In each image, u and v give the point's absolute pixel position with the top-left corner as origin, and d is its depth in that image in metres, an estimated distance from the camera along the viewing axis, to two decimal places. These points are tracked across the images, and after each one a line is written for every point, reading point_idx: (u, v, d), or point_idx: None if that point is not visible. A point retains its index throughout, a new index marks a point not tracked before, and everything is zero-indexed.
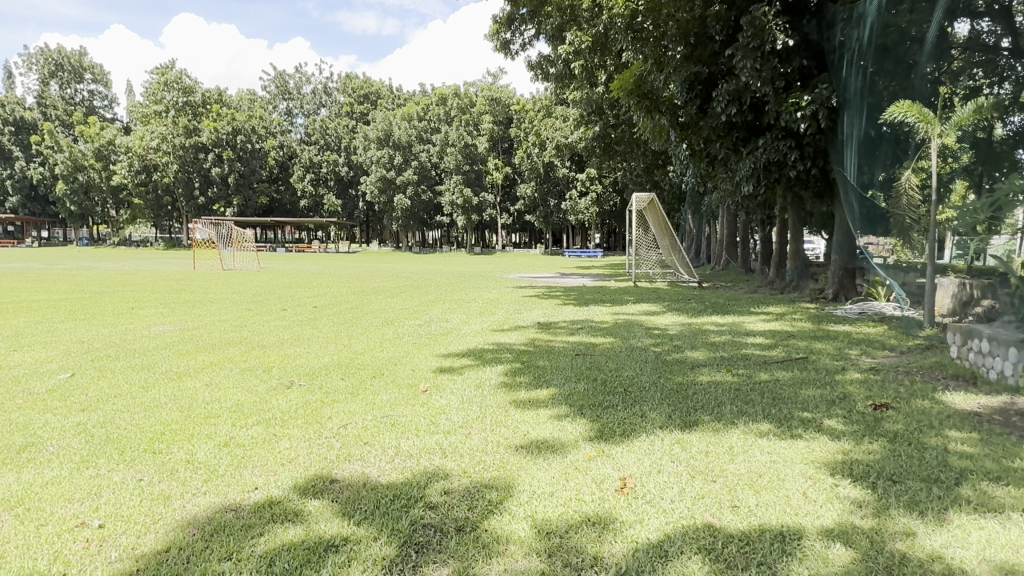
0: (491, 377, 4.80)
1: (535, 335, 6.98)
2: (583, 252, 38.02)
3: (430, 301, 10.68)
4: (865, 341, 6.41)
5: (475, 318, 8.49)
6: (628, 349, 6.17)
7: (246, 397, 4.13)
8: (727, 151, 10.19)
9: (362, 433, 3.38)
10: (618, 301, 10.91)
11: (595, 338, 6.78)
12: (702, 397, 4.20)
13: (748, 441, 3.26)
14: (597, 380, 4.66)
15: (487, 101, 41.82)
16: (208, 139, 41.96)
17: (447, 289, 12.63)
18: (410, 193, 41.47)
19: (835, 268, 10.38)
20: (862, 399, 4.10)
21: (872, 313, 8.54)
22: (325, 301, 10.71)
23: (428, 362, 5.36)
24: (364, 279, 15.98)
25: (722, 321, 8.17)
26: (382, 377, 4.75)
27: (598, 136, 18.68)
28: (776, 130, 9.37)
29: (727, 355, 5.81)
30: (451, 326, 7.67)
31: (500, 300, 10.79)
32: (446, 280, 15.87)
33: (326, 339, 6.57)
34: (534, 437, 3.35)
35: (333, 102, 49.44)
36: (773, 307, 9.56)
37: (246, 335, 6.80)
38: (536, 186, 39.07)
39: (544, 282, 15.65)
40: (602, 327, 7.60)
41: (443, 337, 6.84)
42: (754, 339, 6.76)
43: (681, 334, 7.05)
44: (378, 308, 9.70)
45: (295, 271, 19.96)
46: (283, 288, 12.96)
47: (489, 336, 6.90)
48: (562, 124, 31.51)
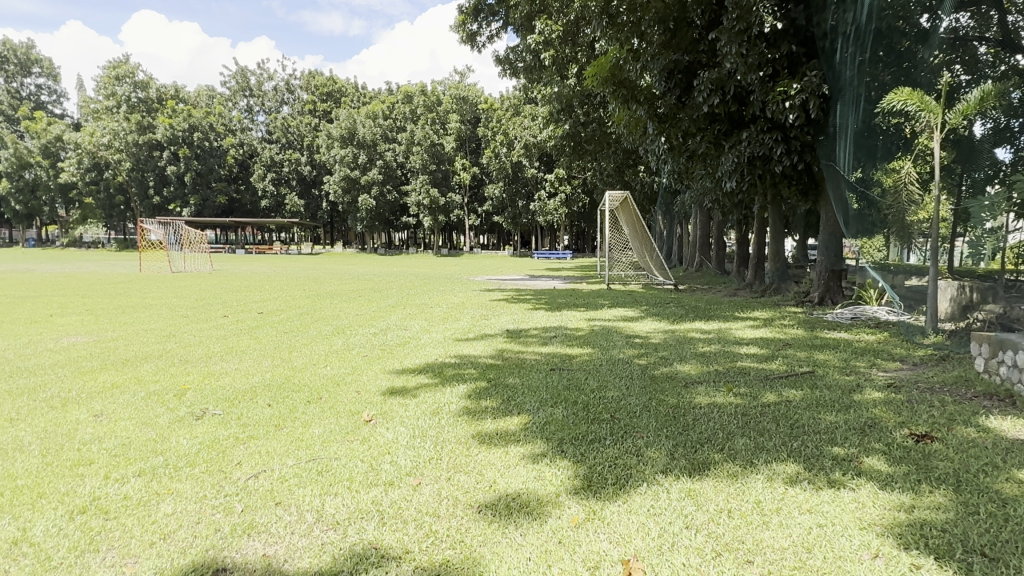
0: (452, 400, 4.02)
1: (503, 346, 6.21)
2: (552, 254, 37.43)
3: (389, 306, 9.82)
4: (871, 351, 5.78)
5: (437, 326, 7.69)
6: (609, 361, 5.43)
7: (139, 433, 3.26)
8: (708, 145, 9.58)
9: (276, 487, 2.56)
10: (592, 306, 10.20)
11: (570, 349, 6.03)
12: (706, 425, 3.48)
13: (778, 492, 2.55)
14: (578, 404, 3.93)
15: (454, 100, 41.03)
16: (163, 136, 40.28)
17: (409, 293, 11.76)
18: (375, 193, 40.39)
19: (822, 270, 9.79)
20: (897, 427, 3.42)
21: (865, 318, 7.95)
22: (274, 306, 9.80)
23: (380, 381, 4.54)
24: (321, 282, 15.02)
25: (707, 328, 7.50)
26: (319, 402, 3.92)
27: (568, 134, 18.05)
28: (761, 122, 8.78)
29: (723, 369, 5.11)
30: (410, 335, 6.86)
31: (466, 305, 9.99)
32: (409, 283, 15.01)
33: (263, 353, 5.69)
34: (503, 490, 2.58)
35: (296, 99, 48.07)
36: (758, 311, 8.95)
37: (171, 347, 5.88)
38: (504, 186, 38.38)
39: (513, 285, 14.88)
40: (577, 336, 6.86)
41: (400, 349, 6.02)
42: (747, 348, 6.09)
43: (665, 344, 6.35)
44: (331, 314, 8.82)
45: (249, 273, 18.90)
46: (230, 292, 11.96)
47: (453, 347, 6.11)
48: (531, 123, 30.92)
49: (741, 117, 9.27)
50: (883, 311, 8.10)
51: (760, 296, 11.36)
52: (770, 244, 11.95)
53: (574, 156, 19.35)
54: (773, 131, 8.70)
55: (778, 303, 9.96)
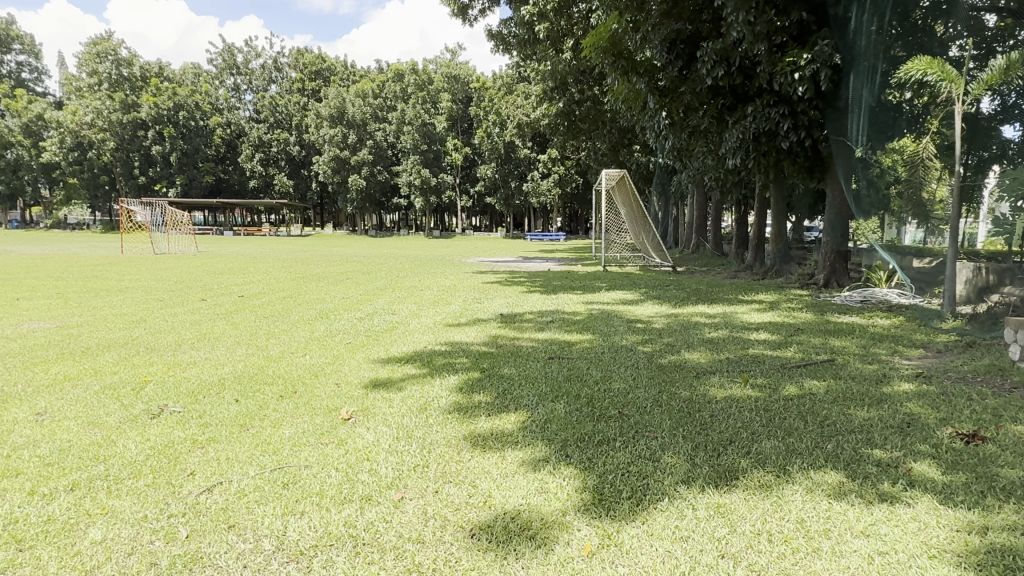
0: (443, 395, 3.62)
1: (497, 332, 5.81)
2: (546, 236, 36.97)
3: (378, 289, 9.40)
4: (889, 336, 5.42)
5: (427, 310, 7.28)
6: (611, 349, 5.03)
7: (84, 435, 2.86)
8: (711, 120, 9.15)
9: (230, 505, 2.17)
10: (589, 288, 9.79)
11: (568, 335, 5.63)
12: (727, 424, 3.09)
13: (821, 509, 2.18)
14: (581, 398, 3.55)
15: (446, 79, 40.27)
16: (147, 115, 39.40)
17: (398, 276, 11.32)
18: (365, 174, 39.73)
19: (827, 251, 9.44)
20: (940, 426, 3.05)
21: (876, 301, 7.58)
22: (256, 289, 9.37)
23: (364, 372, 4.13)
24: (308, 264, 14.56)
25: (711, 312, 7.12)
26: (293, 398, 3.51)
27: (562, 112, 17.56)
28: (767, 95, 8.36)
29: (735, 356, 4.73)
30: (398, 320, 6.46)
31: (458, 288, 9.57)
32: (399, 264, 14.57)
33: (238, 340, 5.27)
34: (500, 506, 2.20)
35: (284, 77, 47.08)
36: (762, 294, 8.57)
37: (140, 334, 5.45)
38: (496, 167, 37.78)
39: (507, 267, 14.46)
40: (576, 321, 6.46)
41: (387, 335, 5.61)
42: (756, 334, 5.72)
43: (669, 329, 5.96)
44: (316, 297, 8.39)
45: (235, 255, 18.39)
46: (212, 274, 11.49)
47: (443, 333, 5.71)
48: (524, 102, 30.29)
49: (746, 91, 8.85)
50: (894, 294, 7.73)
51: (762, 279, 11.00)
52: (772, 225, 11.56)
53: (568, 135, 18.85)
54: (781, 104, 8.28)
55: (781, 285, 9.58)
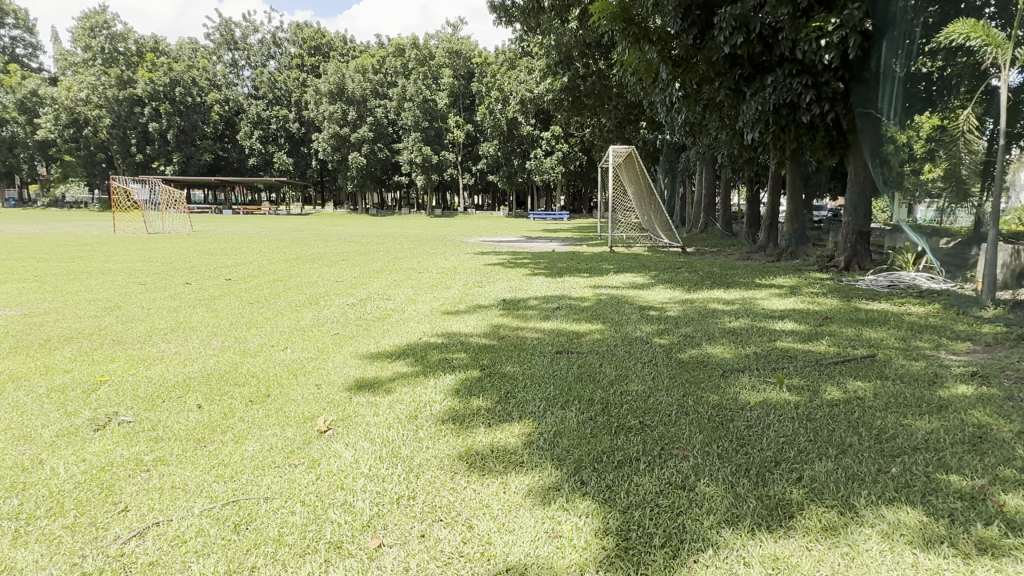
0: (437, 400, 3.15)
1: (499, 321, 5.34)
2: (549, 215, 36.35)
3: (373, 271, 8.93)
4: (928, 327, 4.93)
5: (425, 295, 6.81)
6: (624, 341, 4.56)
7: (9, 454, 2.42)
8: (727, 92, 8.59)
9: (162, 561, 1.73)
10: (596, 270, 9.31)
11: (576, 325, 5.16)
12: (768, 439, 2.63)
13: (908, 565, 1.73)
14: (596, 404, 3.09)
15: (447, 54, 39.38)
16: (143, 92, 38.63)
17: (396, 257, 10.84)
18: (365, 151, 39.05)
19: (848, 232, 8.94)
20: (1018, 442, 2.59)
21: (904, 285, 7.09)
22: (246, 271, 8.91)
23: (349, 372, 3.66)
24: (304, 244, 14.07)
25: (729, 298, 6.64)
26: (265, 403, 3.05)
27: (567, 87, 16.93)
28: (789, 64, 7.81)
29: (762, 351, 4.26)
30: (393, 307, 6.00)
31: (458, 270, 9.10)
32: (397, 245, 14.06)
33: (215, 330, 4.80)
34: (501, 562, 1.75)
35: (282, 53, 46.13)
36: (780, 278, 8.08)
37: (109, 323, 5.01)
38: (498, 144, 37.04)
39: (509, 247, 13.96)
40: (584, 308, 6.00)
41: (379, 324, 5.14)
42: (782, 323, 5.24)
43: (685, 318, 5.48)
44: (309, 280, 7.93)
45: (230, 234, 17.88)
46: (203, 255, 11.05)
47: (441, 322, 5.25)
48: (527, 77, 29.56)
49: (765, 61, 8.28)
50: (923, 278, 7.23)
51: (776, 260, 10.50)
52: (787, 204, 11.03)
53: (573, 111, 18.23)
54: (803, 74, 7.72)
55: (798, 269, 9.07)
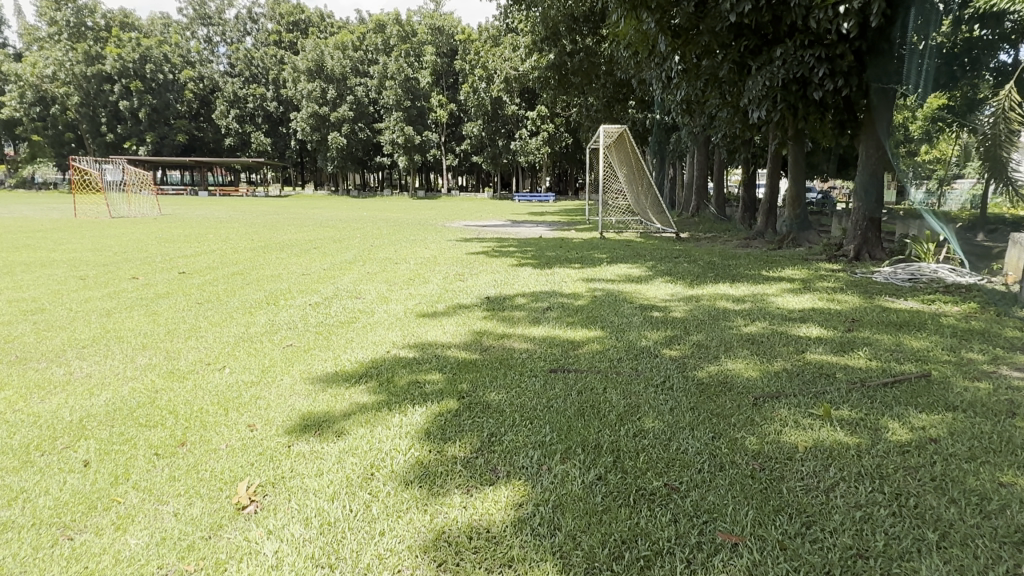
0: (403, 447, 2.46)
1: (482, 327, 4.64)
2: (535, 197, 35.55)
3: (346, 262, 8.19)
4: (975, 333, 4.30)
5: (399, 291, 6.09)
6: (630, 354, 3.87)
7: None
8: (731, 67, 7.86)
9: None
10: (587, 260, 8.61)
11: (571, 331, 4.47)
12: (840, 516, 1.97)
13: None
14: (605, 453, 2.42)
15: (430, 30, 38.10)
16: (112, 68, 37.08)
17: (372, 245, 10.08)
18: (345, 131, 37.91)
19: (858, 219, 8.30)
20: None
21: (925, 279, 6.49)
22: (205, 262, 8.12)
23: (294, 405, 2.94)
24: (276, 230, 13.25)
25: (737, 294, 5.98)
26: (173, 459, 2.33)
27: (552, 65, 16.10)
28: (801, 35, 7.08)
29: (792, 367, 3.60)
30: (361, 307, 5.28)
31: (438, 260, 8.36)
32: (375, 231, 13.28)
33: (144, 342, 4.05)
34: None
35: (258, 29, 44.67)
36: (789, 269, 7.44)
37: (20, 333, 4.24)
38: (483, 124, 36.08)
39: (493, 233, 13.20)
40: (577, 308, 5.32)
41: (341, 331, 4.43)
42: (806, 328, 4.59)
43: (695, 321, 4.81)
44: (271, 273, 7.18)
45: (199, 218, 16.97)
46: (162, 242, 10.21)
47: (414, 329, 4.54)
48: (511, 53, 28.58)
49: (773, 31, 7.55)
50: (946, 270, 6.62)
51: (778, 248, 9.86)
52: (789, 187, 10.37)
53: (559, 90, 17.42)
54: (817, 46, 6.99)
55: (804, 258, 8.43)
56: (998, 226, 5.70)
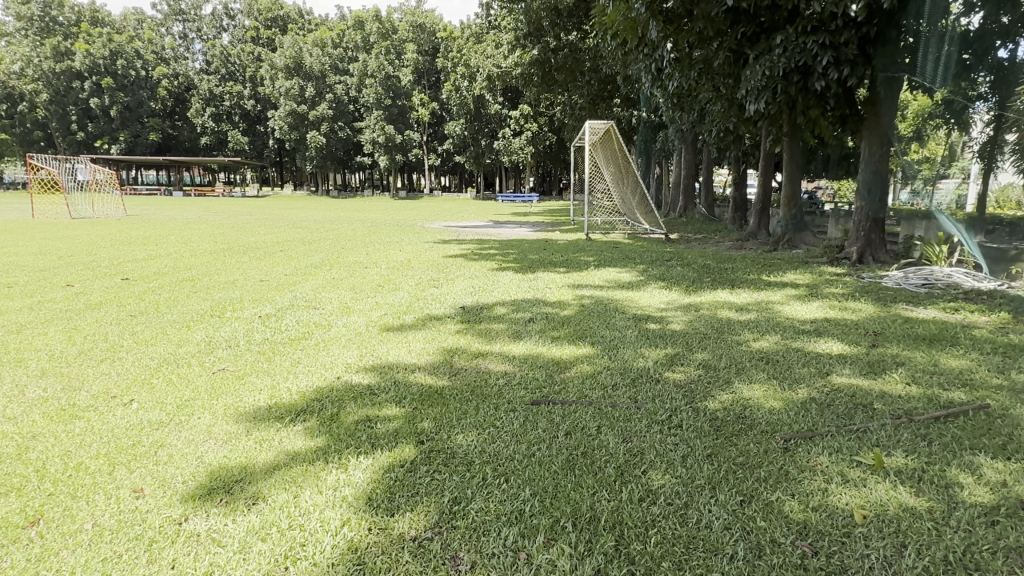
0: (333, 525, 1.83)
1: (454, 343, 4.01)
2: (518, 197, 34.93)
3: (311, 266, 7.55)
4: (1019, 350, 3.75)
5: (364, 300, 5.45)
6: (627, 379, 3.27)
7: None
8: (726, 55, 7.31)
9: None
10: (573, 263, 8.02)
11: (557, 348, 3.87)
12: None
13: None
14: (604, 531, 1.82)
15: (411, 27, 37.35)
16: (81, 65, 35.91)
17: (343, 247, 9.44)
18: (324, 130, 37.07)
19: (860, 219, 7.77)
20: None
21: (941, 283, 5.95)
22: (156, 267, 7.44)
23: (204, 457, 2.30)
24: (244, 231, 12.55)
25: (740, 302, 5.43)
26: (11, 551, 1.71)
27: (535, 61, 15.52)
28: (803, 20, 6.54)
29: (821, 396, 3.01)
30: (317, 320, 4.64)
31: (412, 264, 7.73)
32: (350, 232, 12.61)
33: (44, 367, 3.37)
34: None
35: (235, 26, 43.67)
36: (790, 273, 6.90)
37: None
38: (465, 123, 35.34)
39: (473, 234, 12.58)
40: (564, 319, 4.73)
41: (289, 351, 3.79)
42: (824, 343, 4.02)
43: (697, 336, 4.23)
44: (226, 280, 6.52)
45: (166, 219, 16.23)
46: (115, 245, 9.48)
47: (374, 347, 3.91)
48: (493, 51, 27.97)
49: (772, 16, 6.98)
50: (961, 274, 6.06)
51: (772, 250, 9.33)
52: (784, 186, 9.86)
53: (543, 87, 16.85)
54: (820, 32, 6.44)
55: (802, 261, 7.90)
56: (995, 227, 5.80)
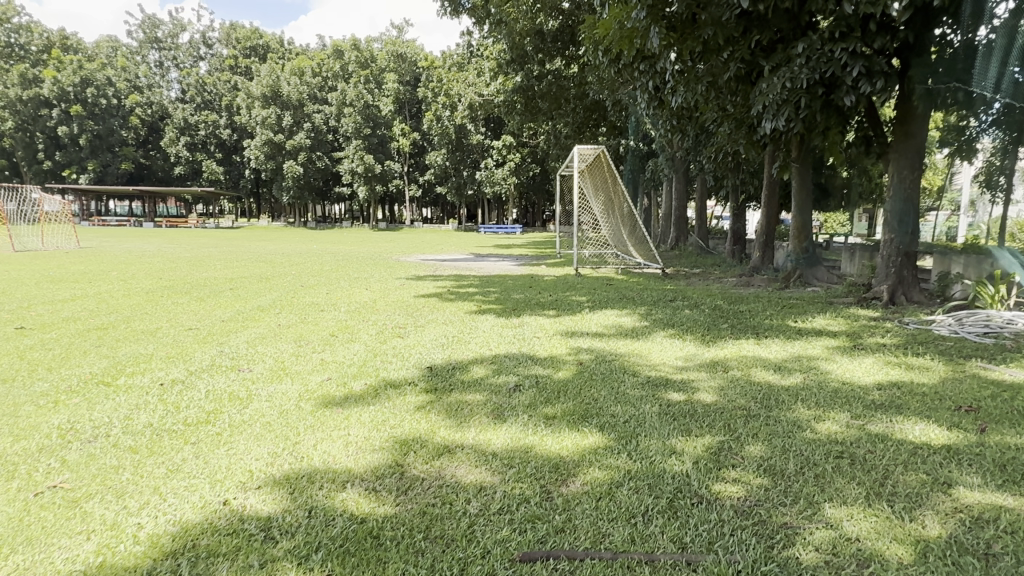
0: None
1: (411, 430, 2.89)
2: (501, 229, 33.94)
3: (256, 309, 6.42)
4: None
5: (306, 358, 4.34)
6: (664, 504, 2.17)
7: None
8: (738, 67, 6.44)
9: None
10: (565, 304, 6.96)
11: (554, 439, 2.78)
12: None
13: None
14: None
15: (391, 57, 36.60)
16: (50, 92, 34.83)
17: (302, 286, 8.33)
18: (302, 159, 36.04)
19: (890, 253, 6.81)
20: None
21: (1007, 331, 4.94)
22: (72, 310, 6.32)
23: None
24: (199, 266, 11.40)
25: (774, 358, 4.39)
26: None
27: (519, 87, 14.68)
28: (829, 25, 5.69)
29: (967, 537, 1.94)
30: (233, 391, 3.50)
31: (377, 307, 6.63)
32: (316, 267, 11.51)
33: None
34: None
35: (213, 55, 42.78)
36: (818, 317, 5.92)
37: None
38: (447, 154, 34.46)
39: (452, 269, 11.51)
40: (560, 386, 3.65)
41: (173, 449, 2.65)
42: (916, 427, 2.95)
43: (739, 414, 3.16)
44: (146, 328, 5.40)
45: (122, 252, 14.97)
46: (42, 283, 8.32)
47: (296, 439, 2.78)
48: (476, 79, 27.24)
49: (790, 23, 6.12)
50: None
51: (784, 287, 8.37)
52: (793, 217, 8.95)
53: (526, 115, 16.02)
54: (851, 38, 5.54)
55: (824, 302, 6.91)
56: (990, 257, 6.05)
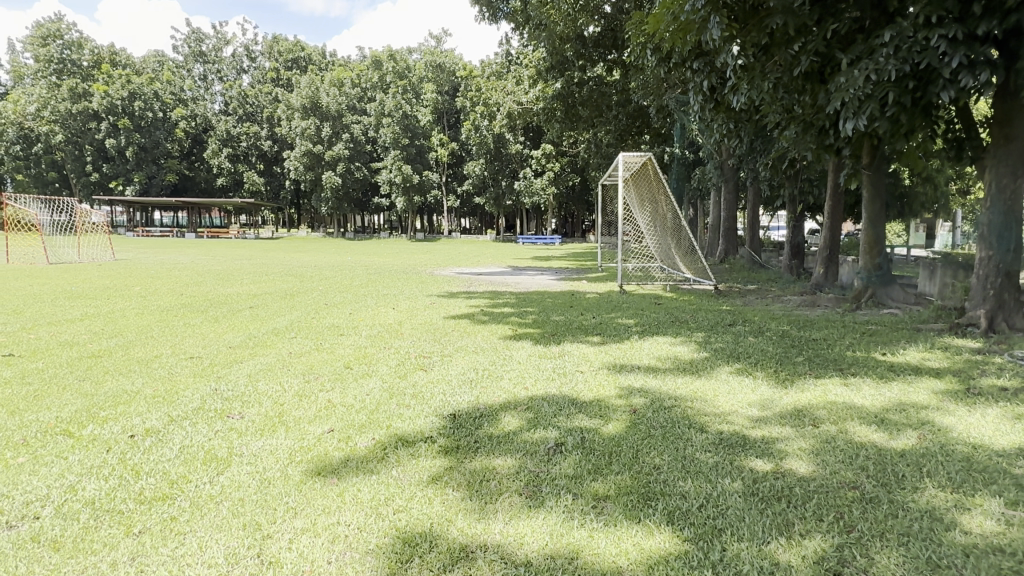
0: None
1: (419, 517, 2.21)
2: (540, 240, 33.12)
3: (270, 333, 5.86)
4: None
5: (309, 400, 3.70)
6: None
7: None
8: (810, 61, 5.66)
9: None
10: (611, 328, 6.21)
11: (608, 538, 2.07)
12: None
13: None
14: None
15: (429, 67, 36.27)
16: (99, 106, 35.56)
17: (325, 304, 7.78)
18: (340, 170, 35.94)
19: (986, 272, 5.90)
20: None
21: None
22: (74, 332, 5.87)
23: None
24: (227, 281, 10.97)
25: (872, 406, 3.58)
26: None
27: (558, 95, 14.00)
28: (923, 8, 4.87)
29: None
30: (211, 449, 2.87)
31: (401, 331, 5.99)
32: (345, 282, 10.97)
33: None
34: None
35: (255, 67, 43.17)
36: (908, 348, 5.08)
37: None
38: (485, 163, 33.92)
39: (487, 285, 10.85)
40: (610, 445, 2.95)
41: (105, 544, 2.02)
42: None
43: (851, 496, 2.40)
44: (142, 356, 4.86)
45: (155, 264, 14.72)
46: (56, 301, 7.91)
47: (267, 529, 2.12)
48: (515, 88, 26.60)
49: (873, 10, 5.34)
50: None
51: (854, 307, 7.52)
52: (863, 229, 8.09)
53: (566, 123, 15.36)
54: (950, 23, 4.71)
55: (909, 328, 6.05)
56: None
